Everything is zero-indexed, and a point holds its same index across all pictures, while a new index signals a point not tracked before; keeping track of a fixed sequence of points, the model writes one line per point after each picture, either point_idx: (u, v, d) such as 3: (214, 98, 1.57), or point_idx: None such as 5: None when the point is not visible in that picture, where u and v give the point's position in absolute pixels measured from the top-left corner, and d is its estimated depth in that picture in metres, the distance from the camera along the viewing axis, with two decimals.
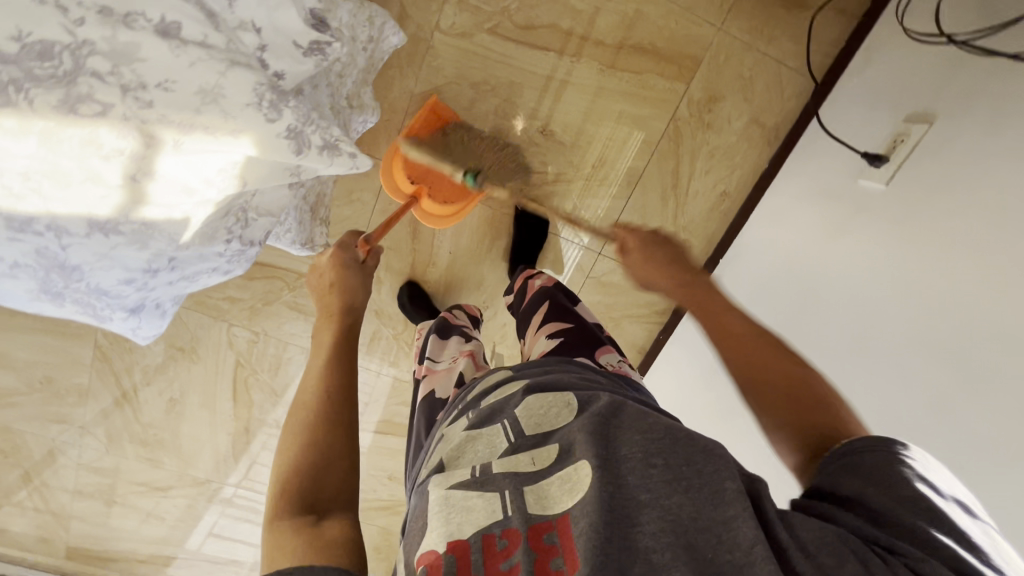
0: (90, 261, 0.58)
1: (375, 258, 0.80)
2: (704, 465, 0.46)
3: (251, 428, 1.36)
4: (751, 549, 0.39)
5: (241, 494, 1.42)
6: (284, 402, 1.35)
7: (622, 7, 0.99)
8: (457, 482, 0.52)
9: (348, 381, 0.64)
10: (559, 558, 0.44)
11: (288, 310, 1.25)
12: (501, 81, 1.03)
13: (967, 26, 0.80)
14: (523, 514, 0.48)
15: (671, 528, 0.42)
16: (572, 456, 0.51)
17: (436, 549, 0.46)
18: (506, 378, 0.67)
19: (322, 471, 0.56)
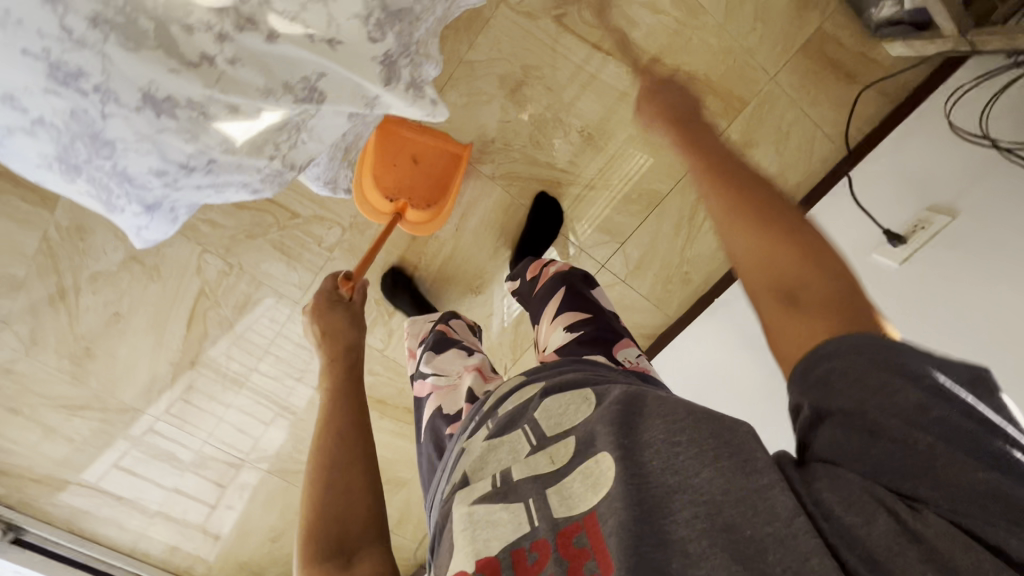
0: (129, 140, 0.51)
1: (360, 293, 0.77)
2: (729, 438, 0.47)
3: (196, 364, 1.27)
4: (792, 520, 0.41)
5: (169, 430, 1.32)
6: (239, 344, 1.27)
7: (689, 31, 0.99)
8: (480, 497, 0.53)
9: (359, 417, 0.64)
10: (592, 561, 0.44)
11: (270, 248, 1.17)
12: (554, 72, 1.02)
13: (1010, 134, 0.88)
14: (549, 522, 0.49)
15: (706, 507, 0.43)
16: (592, 449, 0.52)
17: (464, 571, 0.47)
18: (521, 383, 0.66)
19: (345, 508, 0.57)
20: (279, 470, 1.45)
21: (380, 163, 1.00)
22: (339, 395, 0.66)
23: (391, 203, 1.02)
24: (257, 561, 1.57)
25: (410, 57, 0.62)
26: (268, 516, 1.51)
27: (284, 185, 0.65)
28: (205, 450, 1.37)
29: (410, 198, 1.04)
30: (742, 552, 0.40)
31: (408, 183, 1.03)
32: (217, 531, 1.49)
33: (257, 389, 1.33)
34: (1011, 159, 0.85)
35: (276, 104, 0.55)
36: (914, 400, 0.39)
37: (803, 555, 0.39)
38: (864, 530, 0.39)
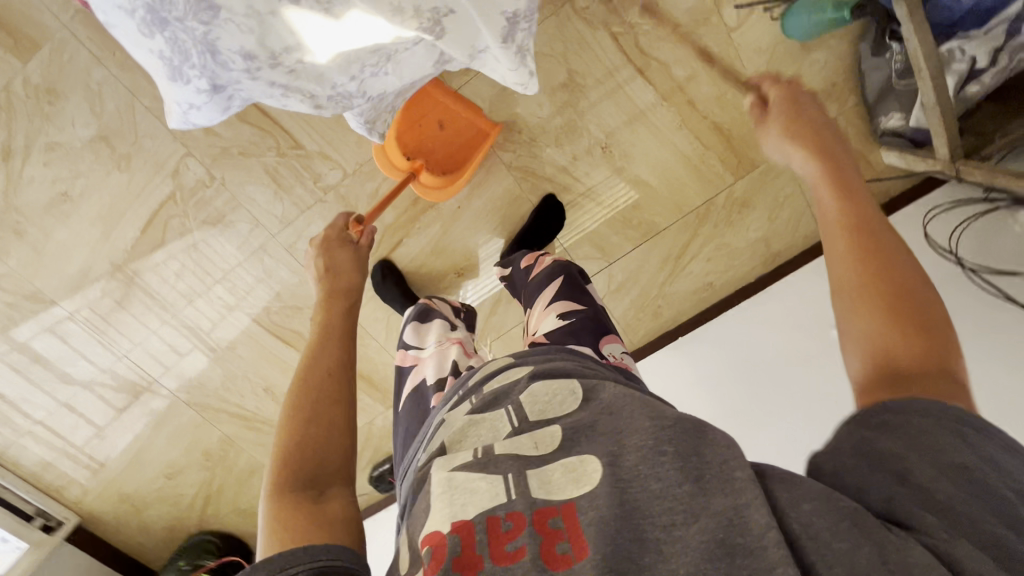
0: (237, 13, 0.53)
1: (366, 238, 0.87)
2: (713, 457, 0.51)
3: (140, 272, 1.17)
4: (763, 534, 0.43)
5: (84, 335, 1.20)
6: (194, 263, 1.17)
7: (727, 85, 1.05)
8: (460, 465, 0.58)
9: (347, 359, 0.68)
10: (564, 542, 0.48)
11: (262, 172, 1.09)
12: (596, 83, 1.04)
13: (973, 256, 1.00)
14: (528, 500, 0.52)
15: (684, 515, 0.47)
16: (576, 449, 0.57)
17: (440, 530, 0.51)
18: (506, 364, 0.71)
19: (323, 444, 0.59)
20: (193, 403, 1.32)
21: (408, 121, 1.03)
22: (332, 336, 0.71)
23: (408, 161, 1.04)
24: (142, 496, 1.44)
25: (529, 22, 0.65)
26: (167, 451, 1.38)
27: (353, 110, 0.70)
28: (121, 365, 1.25)
29: (426, 161, 1.06)
30: (714, 556, 0.43)
31: (429, 146, 1.06)
32: (107, 455, 1.36)
33: (197, 314, 1.22)
34: (978, 283, 0.97)
35: (400, 24, 0.59)
36: (947, 459, 0.41)
37: (772, 564, 0.41)
38: (845, 556, 0.40)
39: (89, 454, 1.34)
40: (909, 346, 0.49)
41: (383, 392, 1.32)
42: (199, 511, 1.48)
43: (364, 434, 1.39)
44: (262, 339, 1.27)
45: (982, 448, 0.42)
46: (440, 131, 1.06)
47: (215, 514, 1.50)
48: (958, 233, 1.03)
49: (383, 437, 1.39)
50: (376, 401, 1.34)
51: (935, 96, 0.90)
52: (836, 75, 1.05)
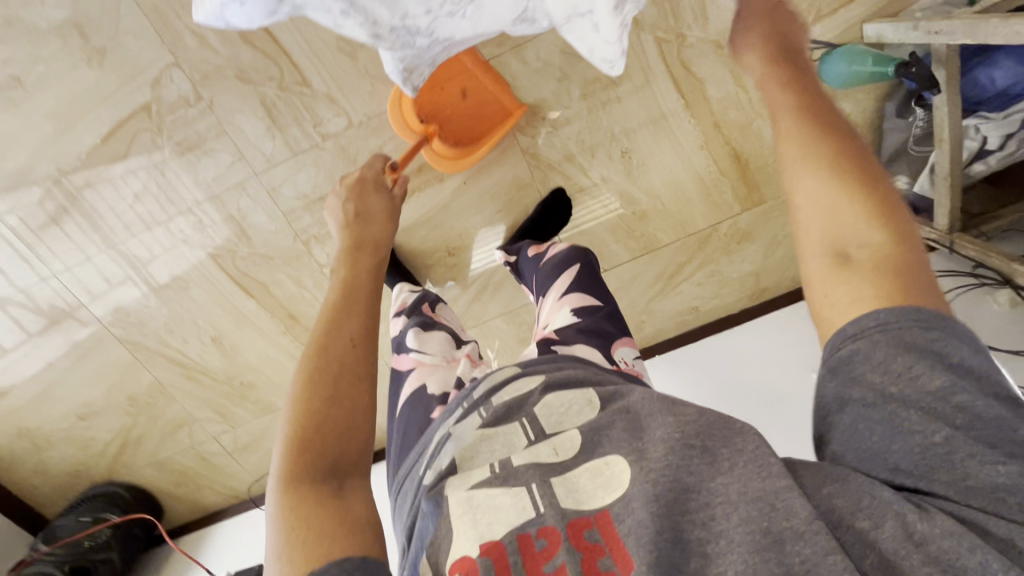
0: None
1: (400, 187, 0.93)
2: (744, 445, 0.54)
3: (91, 187, 1.03)
4: (811, 519, 0.45)
5: (13, 243, 1.06)
6: (155, 187, 1.04)
7: (754, 115, 1.05)
8: (478, 483, 0.61)
9: (367, 331, 0.68)
10: (608, 557, 0.52)
11: (255, 102, 0.98)
12: (631, 86, 1.01)
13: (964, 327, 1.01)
14: (558, 513, 0.56)
15: (722, 508, 0.49)
16: (599, 452, 0.61)
17: (470, 554, 0.55)
18: (515, 371, 0.73)
19: (345, 429, 0.59)
20: (126, 340, 1.18)
21: (429, 84, 0.96)
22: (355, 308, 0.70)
23: (421, 123, 0.97)
24: (46, 434, 1.28)
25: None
26: (85, 390, 1.23)
27: (413, 49, 0.62)
28: (50, 285, 1.11)
29: (440, 127, 0.99)
30: (761, 546, 0.45)
31: (448, 114, 1.00)
32: (12, 382, 1.20)
33: (148, 244, 1.09)
34: None
35: None
36: (927, 392, 0.43)
37: (823, 551, 0.43)
38: (874, 533, 0.43)
39: None
40: (852, 211, 0.49)
41: None
42: (109, 459, 1.33)
43: None
44: (219, 285, 1.14)
45: (953, 357, 0.44)
46: (461, 100, 0.99)
47: (127, 466, 1.35)
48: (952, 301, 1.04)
49: None
50: None
51: (947, 167, 0.93)
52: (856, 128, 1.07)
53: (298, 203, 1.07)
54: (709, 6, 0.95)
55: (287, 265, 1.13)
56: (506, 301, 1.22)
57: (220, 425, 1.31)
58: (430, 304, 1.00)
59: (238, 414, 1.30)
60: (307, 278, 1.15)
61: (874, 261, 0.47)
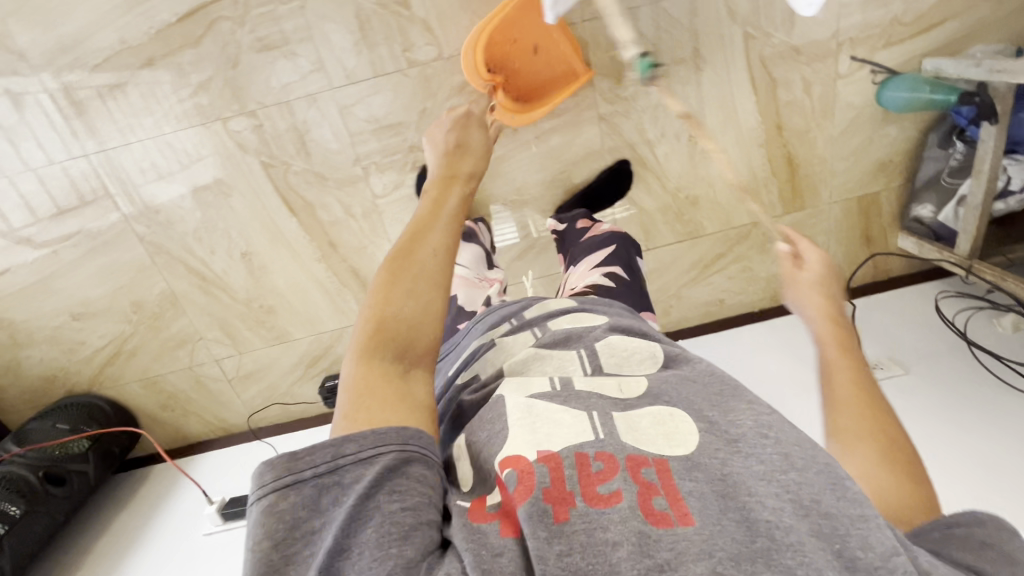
0: None
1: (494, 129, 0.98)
2: (815, 451, 0.48)
3: (151, 67, 0.97)
4: (889, 557, 0.40)
5: (49, 112, 0.98)
6: (220, 81, 0.99)
7: (812, 124, 1.12)
8: (539, 394, 0.56)
9: (453, 242, 0.63)
10: (662, 499, 0.45)
11: (349, 13, 0.96)
12: (711, 74, 1.06)
13: (982, 338, 1.11)
14: (619, 444, 0.50)
15: (793, 505, 0.43)
16: (663, 401, 0.56)
17: (526, 456, 0.49)
18: (573, 306, 0.70)
19: (417, 321, 0.55)
20: (148, 240, 1.11)
21: (499, 33, 0.95)
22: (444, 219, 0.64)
23: (488, 73, 0.98)
24: (30, 329, 1.18)
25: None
26: (87, 287, 1.14)
27: None
28: (79, 165, 1.03)
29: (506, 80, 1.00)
30: (836, 568, 0.39)
31: (515, 66, 1.00)
32: (7, 264, 1.10)
33: (199, 140, 1.03)
34: (980, 358, 1.08)
35: None
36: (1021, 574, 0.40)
37: None
38: None
39: None
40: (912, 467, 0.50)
41: None
42: (94, 369, 1.24)
43: (331, 338, 1.26)
44: (264, 197, 1.09)
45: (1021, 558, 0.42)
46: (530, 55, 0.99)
47: (112, 379, 1.25)
48: (969, 318, 1.15)
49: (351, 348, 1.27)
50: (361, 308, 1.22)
51: (980, 197, 1.02)
52: (896, 154, 1.16)
53: (366, 127, 1.05)
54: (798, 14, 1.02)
55: (340, 188, 1.10)
56: (546, 265, 1.23)
57: (226, 349, 1.25)
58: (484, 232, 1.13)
59: (248, 339, 1.24)
60: (358, 207, 1.12)
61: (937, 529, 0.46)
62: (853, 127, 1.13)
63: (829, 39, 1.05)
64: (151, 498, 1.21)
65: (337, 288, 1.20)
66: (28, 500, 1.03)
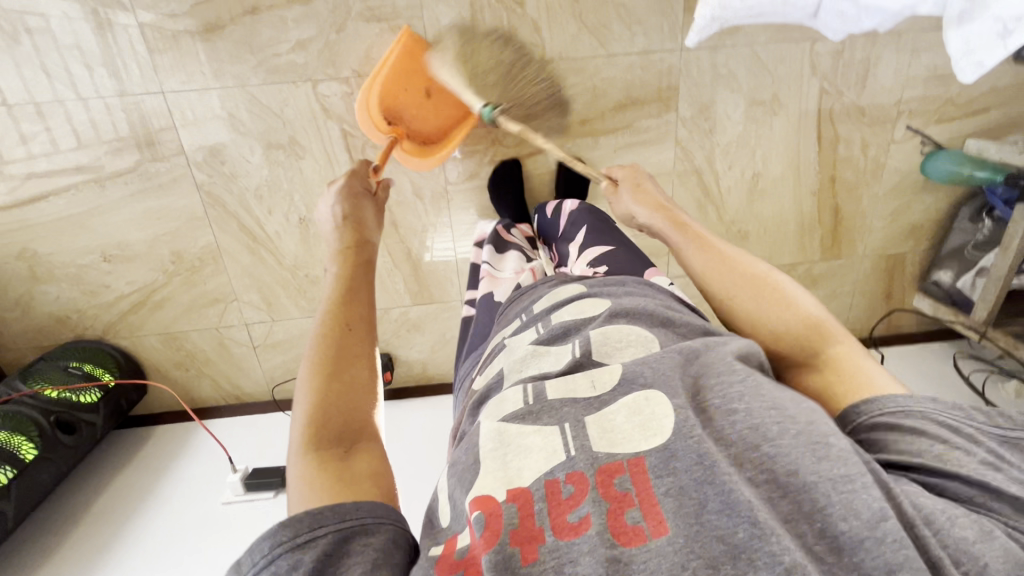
0: None
1: (384, 190, 0.87)
2: (797, 413, 0.46)
3: (254, 16, 0.94)
4: (876, 522, 0.38)
5: (135, 43, 0.94)
6: (322, 44, 0.97)
7: (861, 180, 1.21)
8: (511, 416, 0.51)
9: (370, 317, 0.63)
10: (635, 511, 0.41)
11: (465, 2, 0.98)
12: (784, 119, 1.13)
13: (996, 400, 1.20)
14: (589, 457, 0.45)
15: (771, 488, 0.41)
16: (638, 386, 0.51)
17: (495, 496, 0.44)
18: (580, 294, 0.67)
19: (345, 406, 0.53)
20: (205, 189, 1.06)
21: (392, 83, 0.97)
22: (359, 292, 0.65)
23: (389, 124, 0.98)
24: (52, 264, 1.10)
25: None
26: (128, 228, 1.08)
27: None
28: (153, 102, 0.99)
29: (407, 127, 1.00)
30: (820, 553, 0.38)
31: (411, 114, 1.00)
32: (47, 191, 1.04)
33: (284, 96, 1.00)
34: None
35: None
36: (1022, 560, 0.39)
37: (886, 559, 0.36)
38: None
39: (25, 176, 1.02)
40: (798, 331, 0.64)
41: (421, 286, 1.22)
42: (113, 316, 1.16)
43: None
44: (337, 166, 1.07)
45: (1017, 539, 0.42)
46: (425, 100, 1.00)
47: (130, 329, 1.18)
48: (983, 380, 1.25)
49: (388, 330, 1.26)
50: (408, 292, 1.22)
51: (1002, 274, 1.11)
52: (928, 221, 1.26)
53: None
54: (870, 78, 1.11)
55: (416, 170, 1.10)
56: None
57: (259, 314, 1.20)
58: (526, 226, 1.09)
59: (285, 307, 1.20)
60: (428, 192, 1.12)
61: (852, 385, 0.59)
62: (895, 189, 1.22)
63: (893, 106, 1.13)
64: (157, 460, 1.16)
65: (389, 269, 1.19)
66: (41, 442, 0.97)
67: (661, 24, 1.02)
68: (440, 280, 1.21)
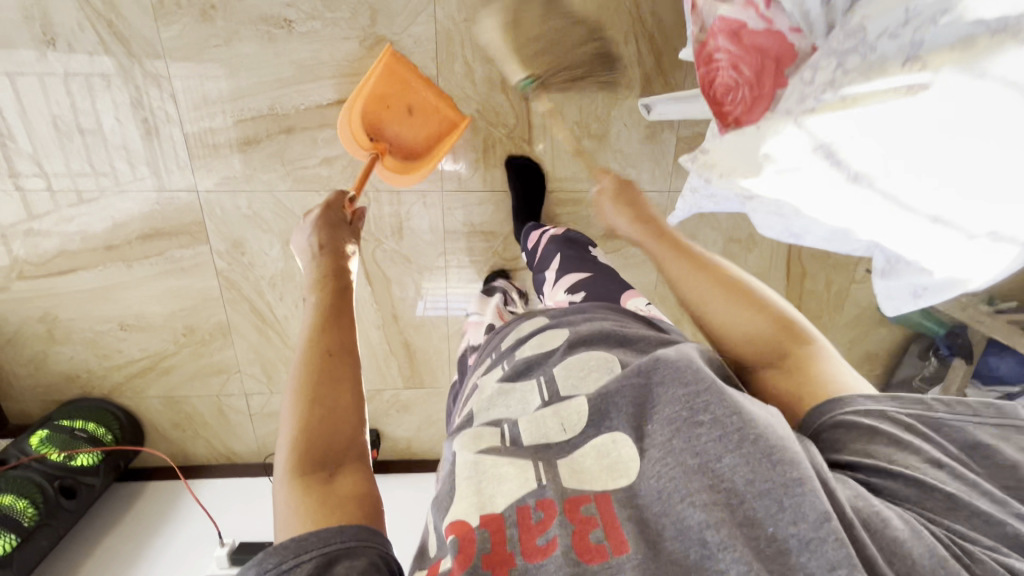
0: None
1: (360, 221, 0.84)
2: (758, 417, 0.44)
3: (288, 135, 1.05)
4: (820, 524, 0.36)
5: (178, 150, 1.04)
6: (347, 164, 1.08)
7: (825, 309, 1.32)
8: (487, 448, 0.51)
9: (348, 339, 0.60)
10: (600, 532, 0.41)
11: (480, 137, 1.09)
12: (758, 253, 1.24)
13: None
14: (560, 487, 0.45)
15: (728, 498, 0.39)
16: (606, 427, 0.50)
17: (467, 521, 0.43)
18: (542, 328, 0.68)
19: (329, 427, 0.51)
20: (223, 275, 1.15)
21: (373, 100, 0.98)
22: (341, 317, 0.62)
23: (370, 141, 0.99)
24: (70, 328, 1.17)
25: None
26: (147, 303, 1.17)
27: None
28: (187, 199, 1.08)
29: (390, 144, 1.02)
30: (768, 557, 0.36)
31: (394, 132, 1.02)
32: (77, 266, 1.12)
33: (306, 202, 1.10)
34: None
35: None
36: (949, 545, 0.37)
37: (830, 563, 0.34)
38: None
39: (59, 253, 1.10)
40: (766, 329, 0.65)
41: (414, 372, 1.30)
42: (119, 378, 1.23)
43: None
44: None
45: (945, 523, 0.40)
46: (407, 116, 1.02)
47: (134, 391, 1.25)
48: None
49: (379, 409, 1.34)
50: (401, 376, 1.31)
51: None
52: (882, 349, 1.38)
53: (461, 227, 1.16)
54: None
55: (420, 272, 1.19)
56: None
57: (260, 386, 1.27)
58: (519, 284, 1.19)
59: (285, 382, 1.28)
60: (429, 288, 1.21)
61: (820, 375, 0.57)
62: (855, 320, 1.34)
63: None
64: (149, 518, 1.24)
65: (385, 355, 1.28)
66: (43, 509, 1.03)
67: (654, 169, 1.14)
68: (431, 368, 1.30)
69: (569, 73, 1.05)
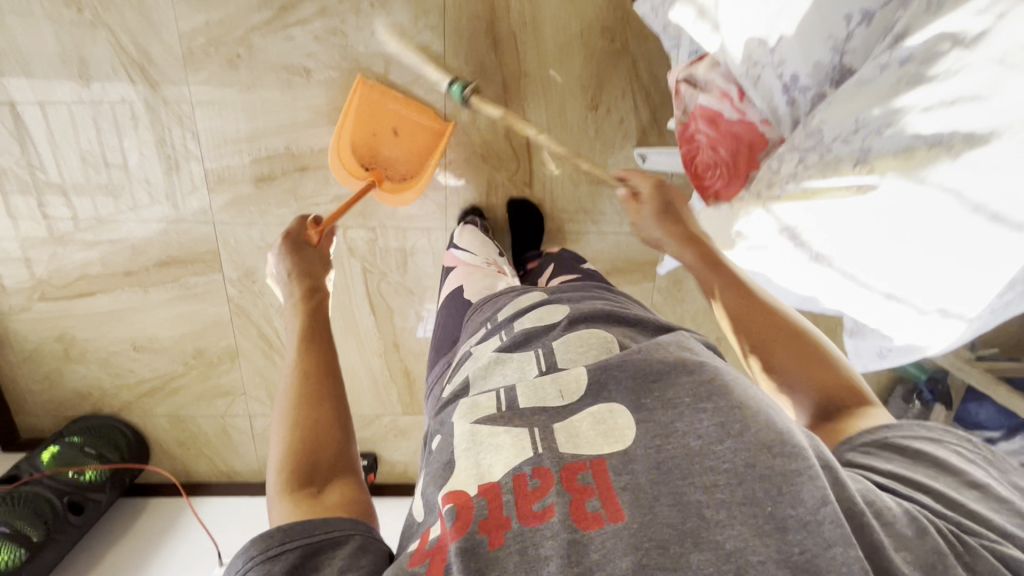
0: None
1: (325, 240, 0.89)
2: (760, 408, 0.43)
3: (302, 173, 1.11)
4: (818, 508, 0.35)
5: (198, 184, 1.10)
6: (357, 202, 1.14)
7: None
8: (483, 418, 0.51)
9: (328, 359, 0.64)
10: (595, 501, 0.40)
11: (485, 178, 1.15)
12: None
13: None
14: (556, 456, 0.45)
15: (727, 477, 0.38)
16: (604, 397, 0.50)
17: (467, 492, 0.44)
18: (542, 301, 0.67)
19: (309, 444, 0.55)
20: (234, 301, 1.20)
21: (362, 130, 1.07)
22: (319, 337, 0.66)
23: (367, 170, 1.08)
24: (86, 348, 1.22)
25: None
26: (160, 326, 1.22)
27: None
28: (203, 230, 1.14)
29: (385, 169, 1.09)
30: (763, 532, 0.35)
31: (388, 155, 1.09)
32: (95, 290, 1.17)
33: None
34: None
35: None
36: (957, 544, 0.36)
37: (826, 541, 0.34)
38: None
39: (79, 277, 1.16)
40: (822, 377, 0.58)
41: (412, 398, 1.35)
42: (130, 397, 1.28)
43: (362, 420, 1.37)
44: (353, 291, 1.22)
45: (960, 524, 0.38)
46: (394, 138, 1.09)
47: (142, 409, 1.29)
48: None
49: (377, 433, 1.38)
50: (400, 403, 1.35)
51: None
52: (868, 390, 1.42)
53: None
54: None
55: (422, 301, 1.24)
56: None
57: (263, 408, 1.32)
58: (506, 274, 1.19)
59: None
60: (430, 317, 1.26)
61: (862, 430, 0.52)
62: None
63: None
64: (145, 539, 1.27)
65: (385, 381, 1.32)
66: (49, 525, 1.06)
67: None
68: None
69: (570, 122, 1.11)
